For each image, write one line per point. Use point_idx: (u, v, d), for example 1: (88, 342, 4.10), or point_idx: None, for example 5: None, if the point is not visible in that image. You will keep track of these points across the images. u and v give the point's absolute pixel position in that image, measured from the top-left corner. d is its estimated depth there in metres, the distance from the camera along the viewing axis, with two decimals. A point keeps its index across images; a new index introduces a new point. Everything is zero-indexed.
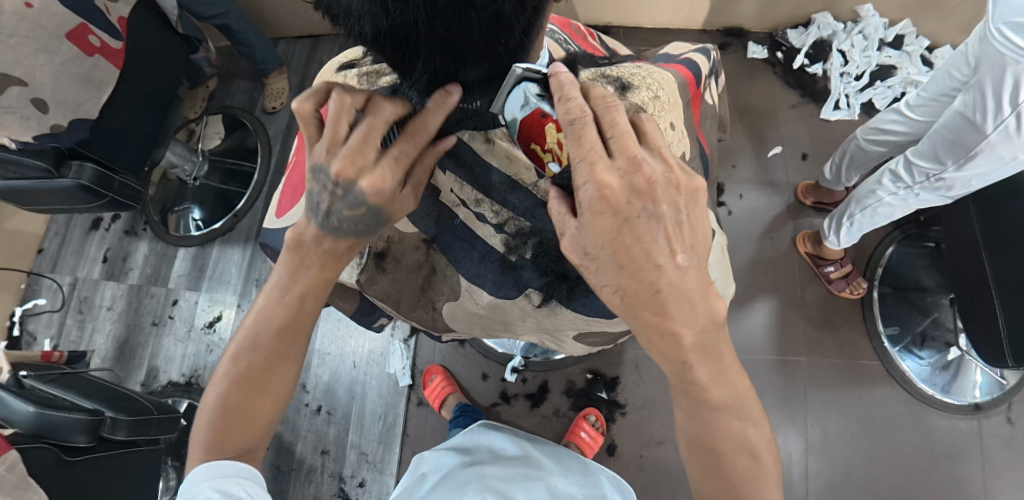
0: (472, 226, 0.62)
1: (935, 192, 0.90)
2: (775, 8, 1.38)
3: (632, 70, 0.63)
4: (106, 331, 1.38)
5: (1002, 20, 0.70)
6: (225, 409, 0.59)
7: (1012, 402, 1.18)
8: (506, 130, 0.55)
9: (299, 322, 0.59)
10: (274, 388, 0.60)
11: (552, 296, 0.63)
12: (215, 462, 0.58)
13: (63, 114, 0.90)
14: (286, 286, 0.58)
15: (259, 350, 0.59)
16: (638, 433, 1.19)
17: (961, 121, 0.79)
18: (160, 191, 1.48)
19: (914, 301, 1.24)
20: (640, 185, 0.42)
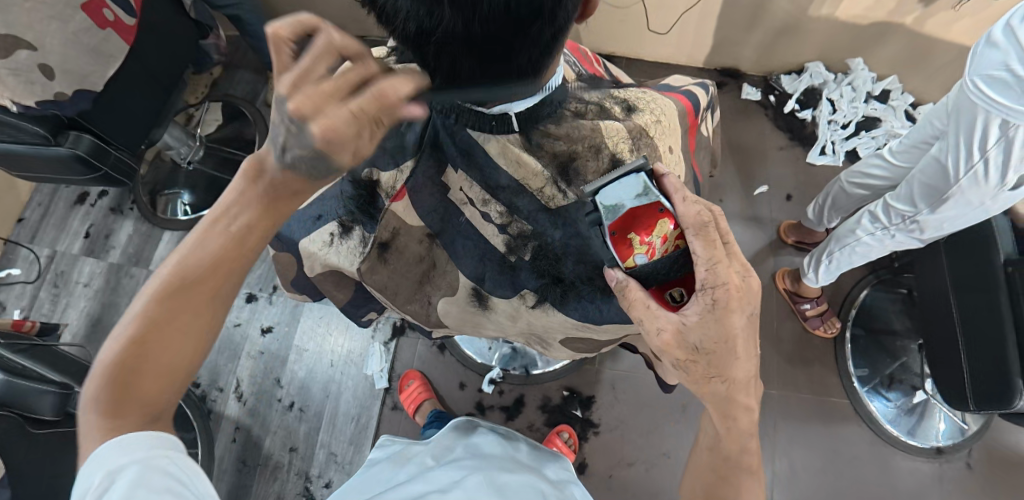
0: (477, 225, 0.63)
1: (909, 234, 0.95)
2: (772, 53, 1.44)
3: (637, 94, 0.69)
4: (80, 307, 1.36)
5: (977, 72, 0.75)
6: (130, 358, 0.45)
7: (972, 448, 1.22)
8: (519, 139, 0.59)
9: (239, 258, 0.49)
10: (194, 334, 0.48)
11: (546, 297, 0.66)
12: (123, 439, 0.45)
13: (67, 84, 0.92)
14: (234, 212, 0.48)
15: (180, 288, 0.47)
16: (609, 453, 1.20)
17: (937, 166, 0.84)
18: (151, 172, 1.46)
19: (884, 344, 1.29)
20: (754, 286, 0.55)
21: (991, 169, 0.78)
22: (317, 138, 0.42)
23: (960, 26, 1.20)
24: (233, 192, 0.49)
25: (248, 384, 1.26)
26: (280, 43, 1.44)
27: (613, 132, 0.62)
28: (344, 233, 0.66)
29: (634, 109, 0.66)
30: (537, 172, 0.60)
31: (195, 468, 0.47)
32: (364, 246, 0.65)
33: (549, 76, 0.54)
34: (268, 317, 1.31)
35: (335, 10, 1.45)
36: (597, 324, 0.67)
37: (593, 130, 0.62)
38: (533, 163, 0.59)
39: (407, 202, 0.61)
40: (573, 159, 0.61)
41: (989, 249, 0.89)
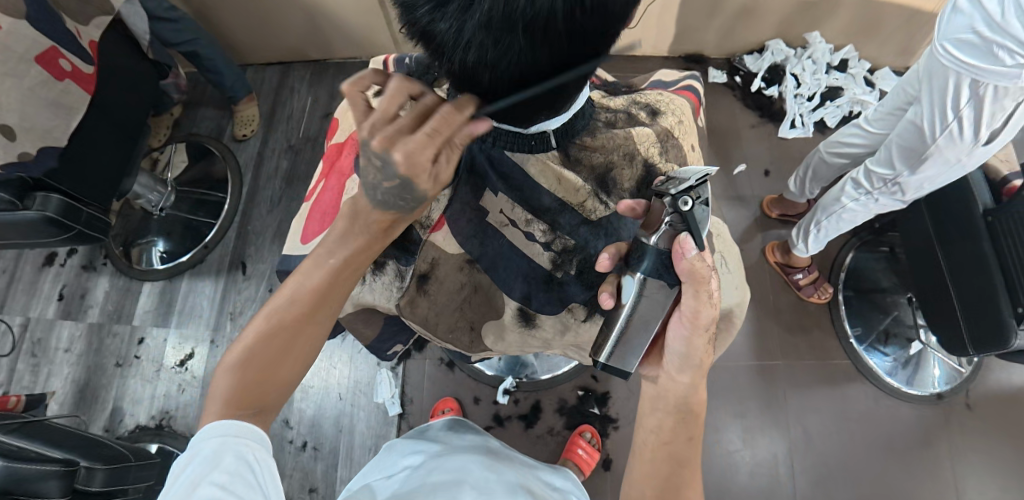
0: (521, 246, 0.65)
1: (891, 197, 0.98)
2: (732, 36, 1.48)
3: (657, 96, 0.72)
4: (64, 375, 1.29)
5: (946, 37, 0.79)
6: (250, 362, 0.55)
7: (969, 388, 1.28)
8: (556, 154, 0.62)
9: (336, 291, 0.58)
10: (301, 349, 0.57)
11: (596, 310, 0.68)
12: (227, 418, 0.53)
13: (31, 142, 0.88)
14: (330, 252, 0.57)
15: (292, 312, 0.57)
16: (631, 446, 1.20)
17: (913, 129, 0.87)
18: (122, 224, 1.40)
19: (875, 301, 1.34)
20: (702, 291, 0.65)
21: (965, 127, 0.82)
22: (399, 164, 0.49)
23: None
24: (337, 231, 0.57)
25: None
26: (241, 76, 1.39)
27: (644, 138, 0.66)
28: (379, 269, 0.67)
29: (657, 112, 0.69)
30: (578, 187, 0.63)
31: (268, 465, 0.53)
32: (402, 280, 0.67)
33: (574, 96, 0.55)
34: None
35: (294, 36, 1.42)
36: None
37: (627, 138, 0.64)
38: (573, 179, 0.63)
39: (446, 231, 0.64)
40: (609, 169, 0.65)
41: (970, 200, 0.93)
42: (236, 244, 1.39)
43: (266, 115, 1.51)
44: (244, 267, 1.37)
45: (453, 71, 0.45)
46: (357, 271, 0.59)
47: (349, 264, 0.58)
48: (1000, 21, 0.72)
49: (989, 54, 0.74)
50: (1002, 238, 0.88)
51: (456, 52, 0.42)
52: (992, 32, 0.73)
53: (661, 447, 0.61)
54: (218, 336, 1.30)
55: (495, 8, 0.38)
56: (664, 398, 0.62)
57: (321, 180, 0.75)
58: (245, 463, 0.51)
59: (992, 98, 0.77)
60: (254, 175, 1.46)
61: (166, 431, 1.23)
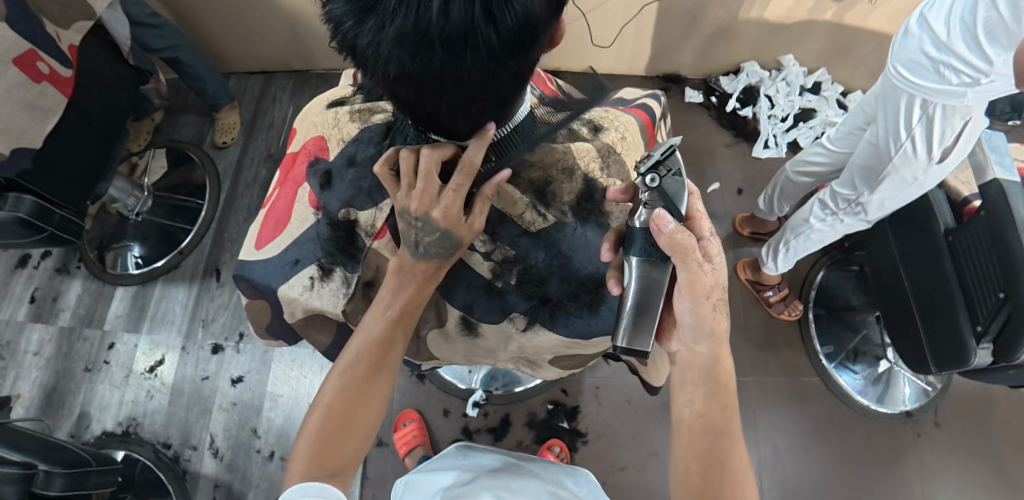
0: (463, 256, 0.67)
1: (856, 218, 1.00)
2: (708, 57, 1.52)
3: (601, 113, 0.74)
4: (31, 379, 1.27)
5: (897, 60, 0.83)
6: (331, 416, 0.59)
7: (937, 406, 1.30)
8: (495, 167, 0.65)
9: (397, 337, 0.62)
10: (374, 400, 0.61)
11: (536, 319, 0.68)
12: (310, 481, 0.54)
13: (5, 143, 0.88)
14: (387, 304, 0.62)
15: (362, 363, 0.61)
16: (601, 460, 1.20)
17: (872, 149, 0.90)
18: (97, 228, 1.40)
19: (845, 320, 1.36)
20: None
21: (918, 146, 0.84)
22: (439, 221, 0.57)
23: (877, 16, 1.30)
24: (390, 285, 0.62)
25: (223, 438, 1.21)
26: (224, 83, 1.40)
27: (584, 152, 0.68)
28: (325, 275, 0.67)
29: (599, 129, 0.71)
30: (517, 200, 0.66)
31: None
32: (348, 287, 0.67)
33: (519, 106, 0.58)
34: (238, 367, 1.27)
35: (280, 46, 1.43)
36: (587, 340, 0.68)
37: (565, 153, 0.67)
38: (512, 192, 0.65)
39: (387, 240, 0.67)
40: (549, 182, 0.67)
41: (933, 219, 0.95)
42: (212, 250, 1.39)
43: (247, 123, 1.52)
44: (218, 274, 1.36)
45: (387, 83, 0.48)
46: (412, 317, 0.63)
47: (406, 314, 0.62)
48: (945, 41, 0.76)
49: (936, 75, 0.78)
50: (963, 258, 0.89)
51: (378, 63, 0.45)
52: (939, 52, 0.77)
53: (697, 420, 0.60)
54: (190, 344, 1.29)
55: (407, 23, 0.41)
56: (689, 371, 0.62)
57: (276, 188, 0.76)
58: None
59: (940, 117, 0.81)
60: (233, 182, 1.47)
61: (133, 439, 1.21)
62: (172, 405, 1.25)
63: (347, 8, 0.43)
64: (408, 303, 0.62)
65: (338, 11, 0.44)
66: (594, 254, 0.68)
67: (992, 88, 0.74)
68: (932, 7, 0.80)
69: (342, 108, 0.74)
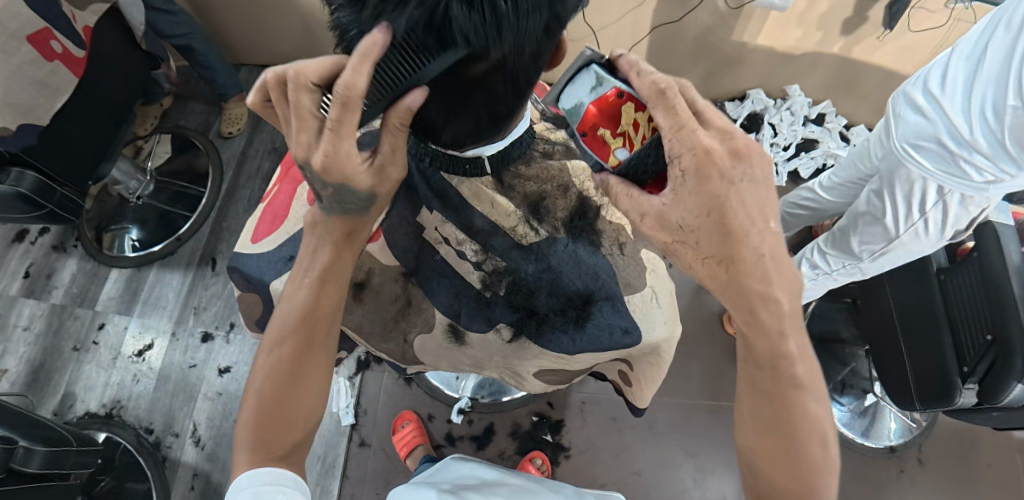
0: (453, 265, 0.67)
1: (849, 275, 1.10)
2: (715, 82, 1.53)
3: None
4: (18, 354, 1.27)
5: (905, 140, 0.84)
6: (267, 401, 0.59)
7: (921, 443, 1.30)
8: (490, 179, 0.65)
9: (321, 310, 0.60)
10: (309, 377, 0.61)
11: (522, 331, 0.68)
12: (263, 467, 0.58)
13: (12, 118, 0.88)
14: (307, 270, 0.60)
15: (291, 341, 0.60)
16: (582, 475, 1.20)
17: (879, 225, 0.94)
18: (97, 208, 1.40)
19: (834, 351, 1.36)
20: (739, 149, 0.49)
21: (930, 226, 0.89)
22: (317, 168, 0.49)
23: (883, 53, 1.32)
24: (308, 250, 0.60)
25: (207, 427, 1.21)
26: (234, 74, 1.42)
27: (581, 172, 0.69)
28: None
29: None
30: (510, 212, 0.66)
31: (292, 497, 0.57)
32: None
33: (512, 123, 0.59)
34: (226, 357, 1.27)
35: (293, 41, 1.45)
36: (571, 355, 0.68)
37: (561, 170, 0.68)
38: (506, 204, 0.65)
39: (382, 243, 0.68)
40: (542, 198, 0.68)
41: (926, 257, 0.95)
42: (210, 239, 1.40)
43: (254, 114, 1.53)
44: (213, 263, 1.37)
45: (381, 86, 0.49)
46: (338, 286, 0.61)
47: (330, 282, 0.60)
48: (967, 137, 0.77)
49: (953, 164, 0.80)
50: (952, 295, 0.90)
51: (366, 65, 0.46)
52: (958, 146, 0.78)
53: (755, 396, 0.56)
54: (180, 330, 1.29)
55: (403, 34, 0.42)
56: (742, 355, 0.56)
57: (275, 184, 0.77)
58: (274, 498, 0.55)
59: (955, 204, 0.85)
60: (236, 173, 1.47)
61: (115, 421, 1.21)
62: (157, 390, 1.24)
63: (352, 17, 0.44)
64: (329, 272, 0.60)
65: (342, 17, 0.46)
66: (583, 272, 0.66)
67: (1012, 183, 0.78)
68: (943, 78, 0.81)
69: None
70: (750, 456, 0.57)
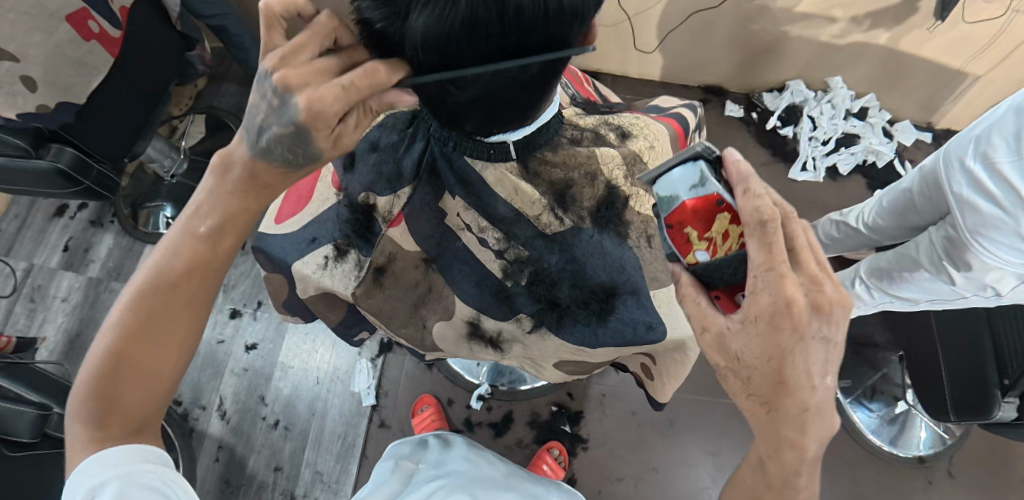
0: (475, 252, 0.66)
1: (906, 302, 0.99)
2: (753, 73, 1.48)
3: (631, 119, 0.73)
4: (57, 323, 1.32)
5: (977, 232, 0.76)
6: (111, 362, 0.52)
7: (954, 455, 1.25)
8: (515, 165, 0.62)
9: (208, 266, 0.55)
10: (177, 337, 0.55)
11: (543, 322, 0.68)
12: (113, 446, 0.51)
13: (50, 96, 0.92)
14: (201, 218, 0.54)
15: (152, 297, 0.53)
16: (599, 468, 1.20)
17: (945, 289, 0.88)
18: (133, 186, 1.44)
19: (866, 356, 1.31)
20: (820, 303, 0.43)
21: (999, 293, 0.83)
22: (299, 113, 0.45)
23: (934, 45, 1.24)
24: (203, 192, 0.54)
25: (232, 401, 1.24)
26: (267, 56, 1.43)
27: (609, 159, 0.67)
28: (339, 256, 0.67)
29: (627, 135, 0.70)
30: (534, 200, 0.63)
31: (176, 481, 0.52)
32: (360, 271, 0.66)
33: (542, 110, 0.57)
34: (252, 334, 1.29)
35: None
36: (592, 348, 0.68)
37: (589, 157, 0.66)
38: (530, 192, 0.63)
39: (403, 228, 0.66)
40: (569, 186, 0.65)
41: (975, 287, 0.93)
42: None
43: None
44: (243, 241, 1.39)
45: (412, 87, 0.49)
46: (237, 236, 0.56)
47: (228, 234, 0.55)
48: None
49: None
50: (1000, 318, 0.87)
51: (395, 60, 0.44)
52: None
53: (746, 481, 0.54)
54: None
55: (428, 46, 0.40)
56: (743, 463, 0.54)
57: None
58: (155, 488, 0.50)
59: None
60: None
61: None
62: None
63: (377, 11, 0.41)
64: (229, 224, 0.54)
65: (367, 10, 0.42)
66: (608, 263, 0.65)
67: None
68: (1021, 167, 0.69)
69: None
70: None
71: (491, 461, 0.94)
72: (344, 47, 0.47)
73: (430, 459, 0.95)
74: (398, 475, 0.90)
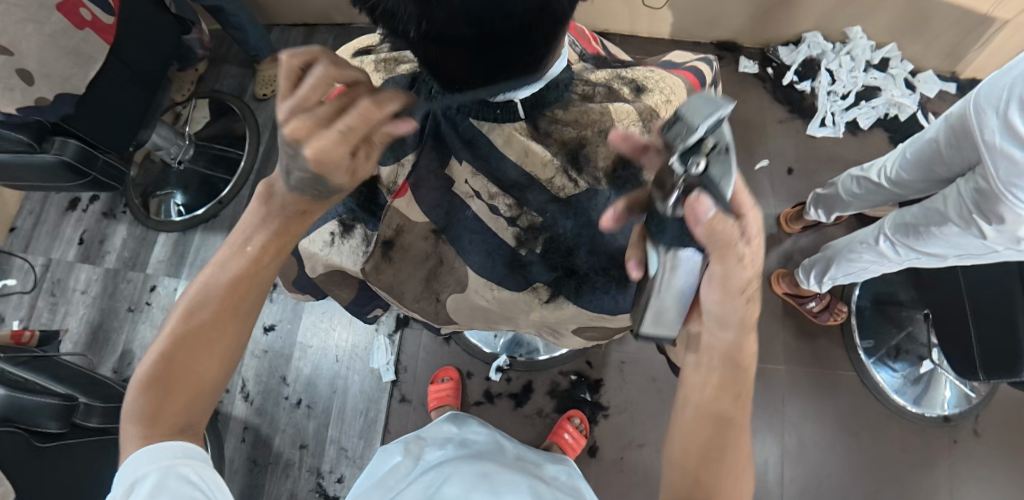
0: (485, 220, 0.64)
1: (931, 257, 0.93)
2: (769, 26, 1.41)
3: (646, 73, 0.70)
4: (79, 315, 1.35)
5: (1010, 183, 0.72)
6: (166, 365, 0.51)
7: (980, 412, 1.23)
8: (524, 125, 0.60)
9: (256, 278, 0.55)
10: (224, 346, 0.53)
11: (560, 291, 0.67)
12: (164, 443, 0.50)
13: (49, 88, 0.91)
14: (250, 235, 0.54)
15: (203, 305, 0.53)
16: (619, 435, 1.20)
17: (977, 244, 0.83)
18: (141, 174, 1.44)
19: (889, 315, 1.28)
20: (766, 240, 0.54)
21: None
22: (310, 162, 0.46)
23: None
24: (252, 214, 0.55)
25: (254, 383, 1.26)
26: (265, 36, 1.39)
27: (624, 114, 0.63)
28: (345, 232, 0.67)
29: (642, 90, 0.67)
30: (546, 161, 0.61)
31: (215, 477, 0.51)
32: (368, 246, 0.67)
33: (553, 61, 0.51)
34: (271, 315, 1.30)
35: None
36: (613, 314, 0.67)
37: (603, 114, 0.63)
38: (541, 153, 0.60)
39: (409, 198, 0.64)
40: (583, 144, 0.63)
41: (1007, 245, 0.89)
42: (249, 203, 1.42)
43: None
44: None
45: (410, 42, 0.42)
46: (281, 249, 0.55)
47: (275, 249, 0.55)
48: None
49: None
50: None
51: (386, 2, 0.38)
52: None
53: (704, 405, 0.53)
54: None
55: None
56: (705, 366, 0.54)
57: None
58: (195, 486, 0.49)
59: None
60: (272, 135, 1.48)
61: None
62: None
63: None
64: (276, 239, 0.55)
65: None
66: (627, 229, 0.63)
67: None
68: None
69: (367, 56, 0.66)
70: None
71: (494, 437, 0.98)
72: (347, 88, 0.47)
73: (447, 438, 0.96)
74: (408, 455, 0.90)
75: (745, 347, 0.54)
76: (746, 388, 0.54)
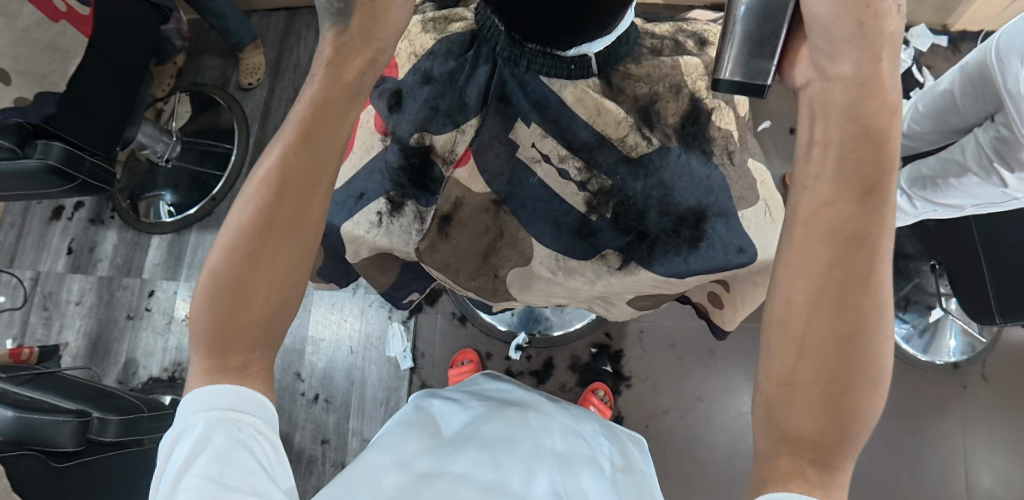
0: (554, 185, 0.65)
1: (949, 209, 0.94)
2: None
3: (706, 26, 0.72)
4: (76, 327, 1.30)
5: None
6: (226, 278, 0.47)
7: (987, 357, 1.26)
8: (596, 81, 0.62)
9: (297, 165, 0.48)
10: (279, 251, 0.48)
11: (630, 257, 0.66)
12: (217, 384, 0.48)
13: (27, 87, 0.86)
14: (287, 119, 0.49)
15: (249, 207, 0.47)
16: (643, 404, 1.21)
17: (995, 192, 0.84)
18: (126, 176, 1.38)
19: (898, 268, 1.30)
20: None
21: None
22: None
23: None
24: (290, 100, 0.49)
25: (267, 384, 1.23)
26: (245, 21, 1.32)
27: (692, 68, 0.65)
28: (395, 210, 0.68)
29: (705, 43, 0.70)
30: (619, 119, 0.62)
31: (268, 439, 0.48)
32: (420, 223, 0.68)
33: (619, 16, 0.48)
34: None
35: None
36: (679, 279, 0.64)
37: (673, 67, 0.64)
38: (615, 110, 0.62)
39: (471, 167, 0.66)
40: (654, 100, 0.64)
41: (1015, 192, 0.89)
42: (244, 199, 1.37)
43: (272, 63, 1.45)
44: None
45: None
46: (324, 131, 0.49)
47: (316, 131, 0.49)
48: None
49: None
50: None
51: None
52: None
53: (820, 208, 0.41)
54: None
55: None
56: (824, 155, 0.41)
57: None
58: (244, 446, 0.46)
59: None
60: (262, 126, 1.42)
61: (179, 383, 1.24)
62: None
63: None
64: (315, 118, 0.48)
65: None
66: (693, 185, 0.62)
67: None
68: None
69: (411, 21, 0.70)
70: (767, 466, 0.43)
71: (527, 393, 0.88)
72: None
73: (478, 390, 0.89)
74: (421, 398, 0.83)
75: (869, 79, 0.40)
76: (870, 162, 0.40)
